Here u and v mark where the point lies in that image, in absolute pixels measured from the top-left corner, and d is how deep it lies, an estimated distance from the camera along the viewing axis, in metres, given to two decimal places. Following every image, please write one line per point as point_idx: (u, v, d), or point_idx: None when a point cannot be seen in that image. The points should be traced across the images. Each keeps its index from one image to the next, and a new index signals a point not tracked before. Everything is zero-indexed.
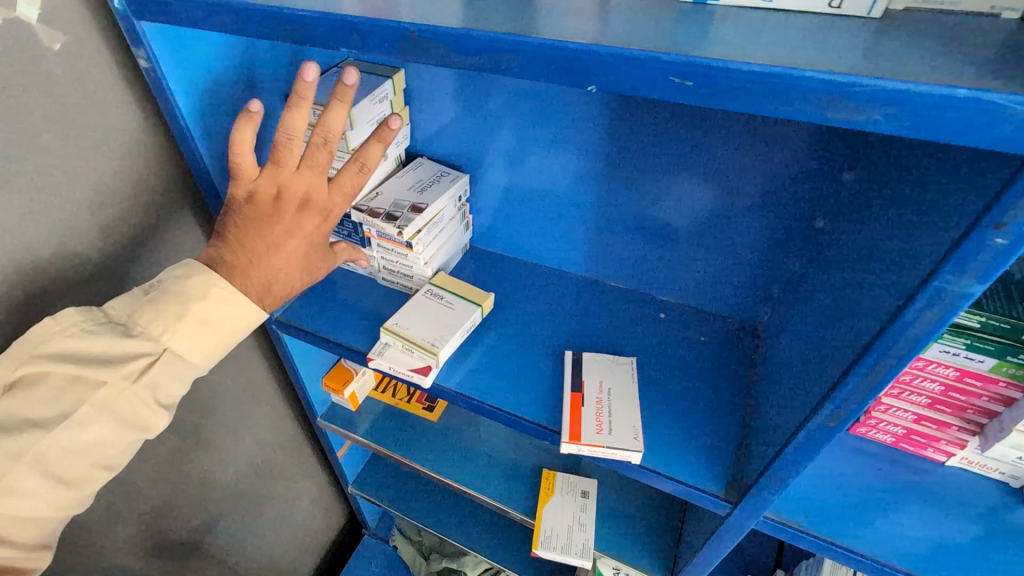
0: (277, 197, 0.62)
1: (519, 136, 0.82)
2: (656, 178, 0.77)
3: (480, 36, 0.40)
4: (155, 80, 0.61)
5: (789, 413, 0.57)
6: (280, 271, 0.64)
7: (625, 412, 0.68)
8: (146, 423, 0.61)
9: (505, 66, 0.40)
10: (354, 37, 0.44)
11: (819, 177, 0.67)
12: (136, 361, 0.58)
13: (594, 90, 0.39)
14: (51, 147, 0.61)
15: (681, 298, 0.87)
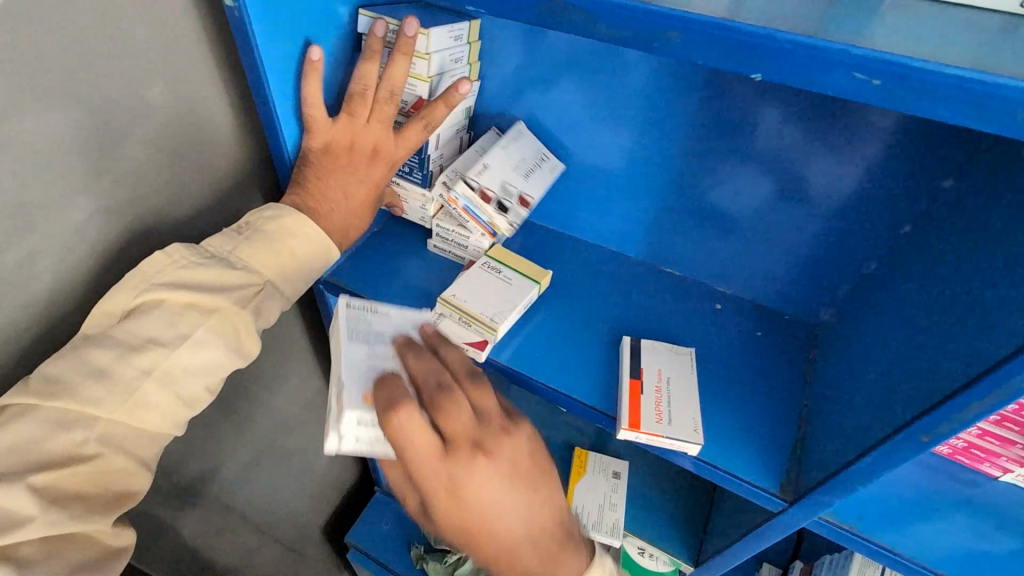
0: (349, 148, 0.68)
1: (589, 111, 0.79)
2: (721, 166, 0.75)
3: (643, 9, 0.40)
4: (238, 23, 0.56)
5: (870, 418, 0.56)
6: (353, 216, 0.71)
7: (686, 403, 0.67)
8: (244, 353, 0.64)
9: (662, 44, 0.41)
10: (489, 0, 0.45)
11: (917, 181, 0.65)
12: (247, 288, 0.63)
13: (761, 78, 0.40)
14: (122, 78, 0.58)
15: (736, 289, 0.86)
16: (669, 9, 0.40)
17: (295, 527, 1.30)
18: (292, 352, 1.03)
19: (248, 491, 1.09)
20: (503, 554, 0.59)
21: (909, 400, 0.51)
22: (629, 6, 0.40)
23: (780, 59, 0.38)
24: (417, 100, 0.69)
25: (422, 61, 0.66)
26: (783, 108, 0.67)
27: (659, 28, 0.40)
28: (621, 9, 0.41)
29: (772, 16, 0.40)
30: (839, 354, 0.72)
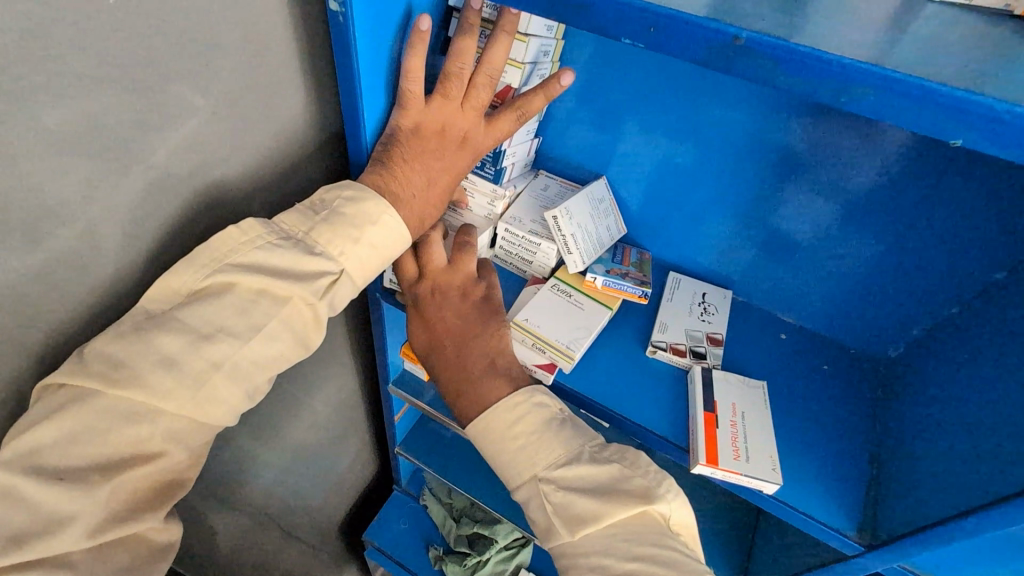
0: (440, 132, 0.62)
1: (663, 130, 0.75)
2: (791, 188, 0.72)
3: (829, 62, 0.36)
4: (340, 27, 0.55)
5: (969, 479, 0.53)
6: (431, 208, 0.65)
7: (761, 440, 0.66)
8: (309, 345, 0.58)
9: (851, 99, 0.37)
10: (649, 31, 0.39)
11: (1020, 233, 0.61)
12: (324, 278, 0.55)
13: (959, 144, 0.36)
14: (209, 50, 0.53)
15: (804, 321, 0.82)
16: (883, 69, 0.35)
17: (313, 522, 1.26)
18: (331, 351, 1.00)
19: (275, 488, 1.06)
20: (438, 368, 0.66)
21: (1023, 466, 0.48)
22: (823, 57, 0.36)
23: (981, 127, 0.35)
24: (504, 87, 0.66)
25: (518, 45, 0.62)
26: (877, 146, 0.64)
27: (859, 85, 0.36)
28: (815, 60, 0.36)
29: (962, 66, 0.37)
30: (915, 399, 0.68)
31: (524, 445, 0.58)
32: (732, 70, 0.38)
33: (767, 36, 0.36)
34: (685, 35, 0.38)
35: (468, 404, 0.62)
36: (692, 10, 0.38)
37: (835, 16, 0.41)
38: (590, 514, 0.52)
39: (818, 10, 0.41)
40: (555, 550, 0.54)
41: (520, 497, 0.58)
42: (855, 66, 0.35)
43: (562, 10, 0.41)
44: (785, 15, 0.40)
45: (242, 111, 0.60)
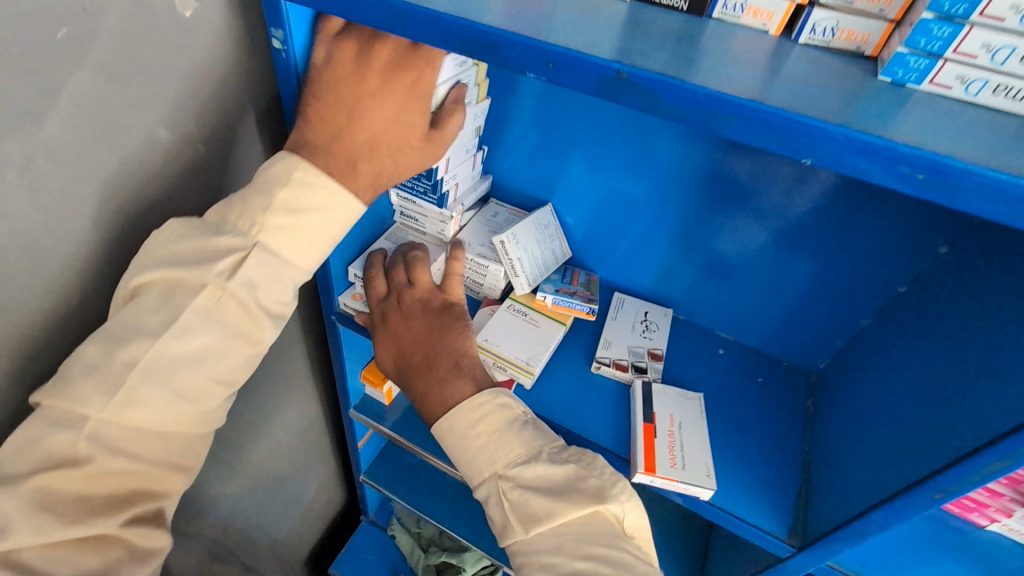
0: (359, 51, 0.55)
1: (598, 158, 0.81)
2: (713, 210, 0.77)
3: (699, 91, 0.41)
4: (284, 63, 0.57)
5: (876, 474, 0.57)
6: (366, 142, 0.57)
7: (697, 447, 0.70)
8: (257, 337, 0.55)
9: (721, 124, 0.41)
10: (548, 66, 0.44)
11: (914, 249, 0.68)
12: (228, 256, 0.52)
13: (811, 163, 0.41)
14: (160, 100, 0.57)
15: (741, 337, 0.87)
16: (743, 99, 0.40)
17: (278, 555, 1.25)
18: (290, 378, 1.01)
19: (236, 519, 1.05)
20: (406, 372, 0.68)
21: (915, 462, 0.53)
22: (692, 88, 0.41)
23: (830, 150, 0.39)
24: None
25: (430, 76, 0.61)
26: (783, 171, 0.70)
27: (722, 112, 0.41)
28: (685, 91, 0.41)
29: (816, 99, 0.42)
30: (838, 405, 0.73)
31: (485, 442, 0.59)
32: (620, 100, 0.43)
33: (647, 71, 0.41)
34: (578, 70, 0.43)
35: (434, 410, 0.63)
36: (586, 50, 0.44)
37: (716, 58, 0.46)
38: (545, 513, 0.53)
39: (701, 51, 0.46)
40: (510, 546, 0.55)
41: (480, 496, 0.59)
42: (719, 96, 0.41)
43: (477, 49, 0.46)
44: (668, 58, 0.45)
45: (200, 147, 0.64)
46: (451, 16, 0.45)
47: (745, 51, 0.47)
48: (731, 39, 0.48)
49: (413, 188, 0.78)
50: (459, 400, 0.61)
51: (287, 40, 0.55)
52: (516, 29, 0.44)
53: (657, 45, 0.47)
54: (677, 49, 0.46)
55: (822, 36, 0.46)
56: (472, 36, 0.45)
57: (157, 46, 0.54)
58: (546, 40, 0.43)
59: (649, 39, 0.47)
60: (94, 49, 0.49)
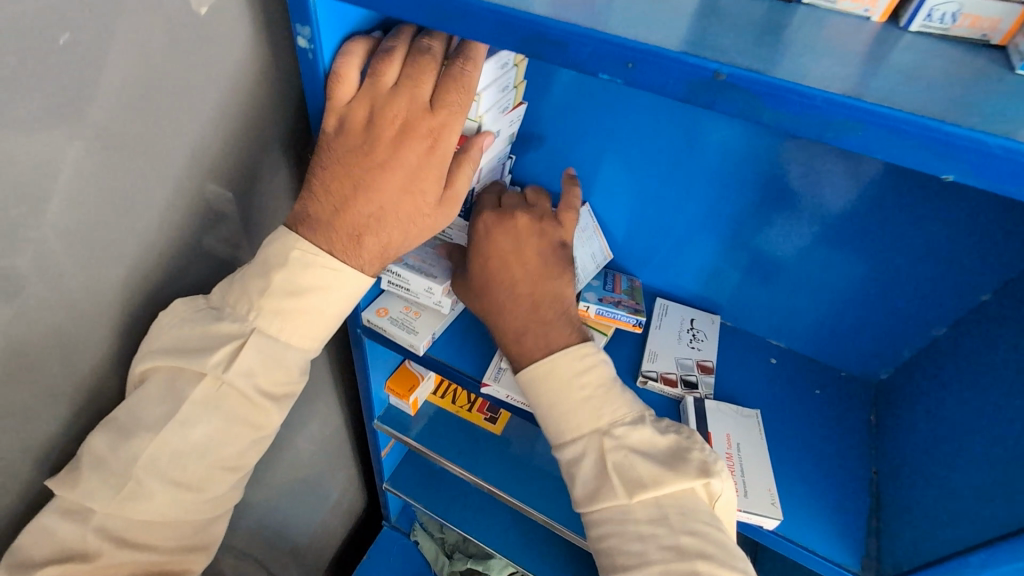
0: (366, 123, 0.51)
1: (642, 156, 0.74)
2: (773, 213, 0.71)
3: (816, 94, 0.35)
4: (311, 64, 0.51)
5: (966, 511, 0.52)
6: (371, 215, 0.52)
7: (758, 473, 0.65)
8: (262, 422, 0.54)
9: (837, 134, 0.36)
10: (627, 67, 0.38)
11: (1000, 256, 0.62)
12: (225, 346, 0.51)
13: (950, 179, 0.35)
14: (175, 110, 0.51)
15: (796, 345, 0.81)
16: (868, 104, 0.34)
17: (301, 566, 1.22)
18: (313, 390, 0.97)
19: (258, 536, 1.02)
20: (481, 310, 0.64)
21: (1019, 501, 0.48)
22: (806, 92, 0.35)
23: (972, 161, 0.34)
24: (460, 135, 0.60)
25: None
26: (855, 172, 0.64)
27: (841, 120, 0.35)
28: (797, 95, 0.35)
29: (945, 97, 0.36)
30: (908, 423, 0.67)
31: (589, 396, 0.56)
32: (713, 106, 0.38)
33: (749, 72, 0.35)
34: (663, 71, 0.37)
35: (533, 348, 0.59)
36: (672, 47, 0.38)
37: (820, 50, 0.40)
38: (647, 481, 0.52)
39: (800, 42, 0.40)
40: (599, 511, 0.54)
41: (569, 453, 0.57)
42: (837, 101, 0.35)
43: (539, 48, 0.40)
44: (763, 52, 0.39)
45: (221, 158, 0.58)
46: (507, 8, 0.39)
47: (849, 42, 0.41)
48: (828, 27, 0.42)
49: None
50: (563, 340, 0.59)
51: (314, 38, 0.49)
52: (587, 24, 0.39)
53: (745, 35, 0.40)
54: (773, 41, 0.40)
55: (940, 22, 0.40)
56: (536, 32, 0.39)
57: (171, 49, 0.48)
58: (626, 37, 0.37)
59: (736, 29, 0.41)
60: (101, 57, 0.44)
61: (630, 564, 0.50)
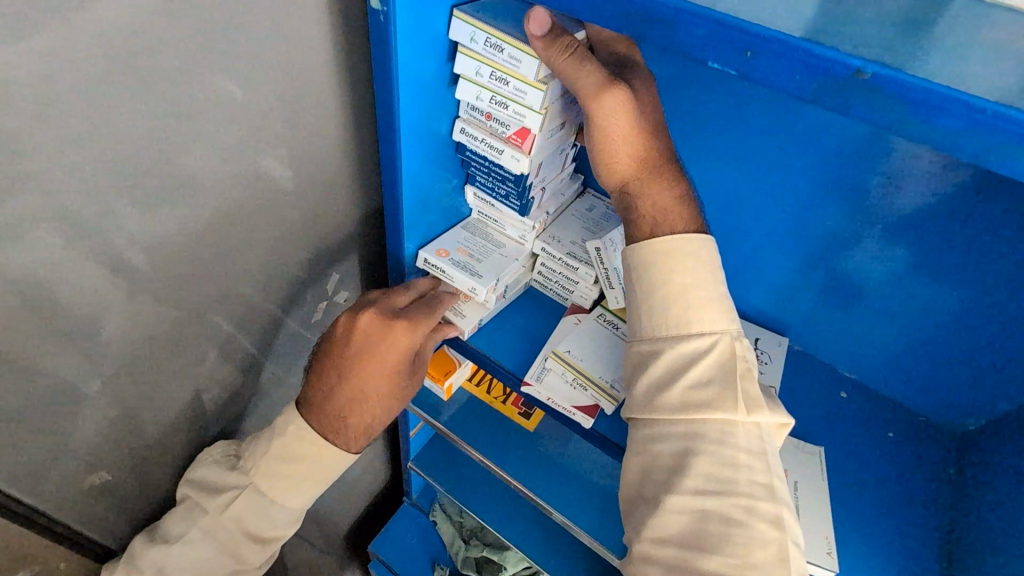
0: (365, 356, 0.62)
1: (725, 158, 0.67)
2: (870, 233, 0.63)
3: (983, 106, 0.29)
4: (380, 27, 0.48)
5: None
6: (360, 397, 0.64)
7: (815, 516, 0.59)
8: (246, 556, 0.70)
9: (1003, 158, 0.29)
10: (744, 55, 0.32)
11: None
12: (227, 495, 0.68)
13: None
14: (226, 59, 0.48)
15: (871, 381, 0.73)
16: None
17: (319, 529, 1.23)
18: None
19: None
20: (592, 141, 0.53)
21: None
22: (971, 104, 0.29)
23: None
24: (522, 129, 0.57)
25: (532, 62, 0.51)
26: (956, 188, 0.56)
27: (1013, 141, 0.29)
28: (959, 106, 0.29)
29: None
30: (995, 486, 0.59)
31: (723, 309, 0.52)
32: (847, 111, 0.32)
33: (901, 74, 0.29)
34: (790, 62, 0.31)
35: (642, 222, 0.53)
36: (804, 34, 0.32)
37: (988, 54, 0.33)
38: (765, 411, 0.50)
39: (961, 42, 0.33)
40: (701, 420, 0.50)
41: (690, 347, 0.52)
42: (1009, 116, 0.28)
43: (642, 25, 0.35)
44: (916, 48, 0.32)
45: (279, 129, 0.56)
46: None
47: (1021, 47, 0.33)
48: (996, 31, 0.35)
49: (495, 191, 0.67)
50: (683, 224, 0.53)
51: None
52: (704, 2, 0.33)
53: (896, 30, 0.34)
54: (925, 38, 0.33)
55: None
56: (640, 7, 0.34)
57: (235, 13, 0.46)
58: (748, 19, 0.32)
59: (881, 23, 0.34)
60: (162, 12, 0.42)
61: (710, 490, 0.48)
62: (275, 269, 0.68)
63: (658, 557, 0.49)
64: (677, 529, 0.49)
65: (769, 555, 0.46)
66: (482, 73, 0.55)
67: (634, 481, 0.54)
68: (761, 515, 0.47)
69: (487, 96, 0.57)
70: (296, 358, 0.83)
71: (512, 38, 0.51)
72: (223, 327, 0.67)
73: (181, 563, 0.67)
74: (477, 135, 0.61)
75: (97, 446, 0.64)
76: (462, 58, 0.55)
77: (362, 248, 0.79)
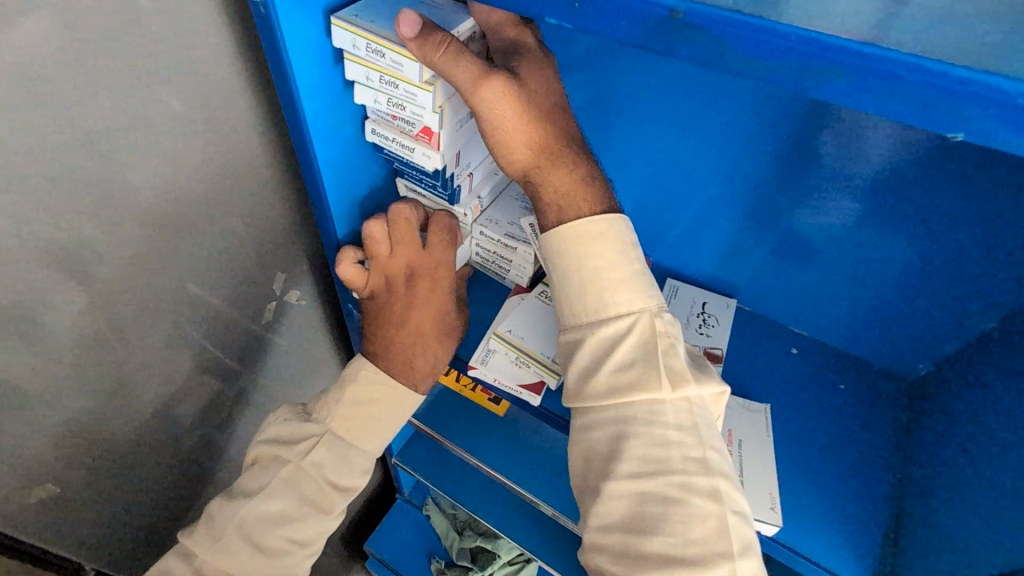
0: (412, 274, 0.65)
1: (649, 126, 0.67)
2: (797, 190, 0.64)
3: (790, 33, 0.30)
4: (264, 19, 0.49)
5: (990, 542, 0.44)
6: (423, 324, 0.65)
7: (760, 473, 0.59)
8: (328, 507, 0.61)
9: (819, 84, 0.31)
10: (576, 7, 0.34)
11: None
12: (307, 440, 0.61)
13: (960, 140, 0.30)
14: (120, 70, 0.48)
15: (822, 336, 0.73)
16: (856, 46, 0.29)
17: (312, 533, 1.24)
18: (314, 363, 0.96)
19: None
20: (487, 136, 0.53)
21: None
22: (782, 33, 0.30)
23: (990, 116, 0.29)
24: (425, 127, 0.58)
25: (412, 64, 0.52)
26: (874, 141, 0.56)
27: (822, 66, 0.30)
28: (771, 36, 0.30)
29: (964, 44, 0.30)
30: (942, 431, 0.59)
31: (638, 287, 0.52)
32: (674, 52, 0.33)
33: (711, 8, 0.31)
34: (615, 11, 0.33)
35: (548, 210, 0.54)
36: None
37: None
38: (691, 383, 0.50)
39: None
40: (629, 402, 0.50)
41: (608, 330, 0.52)
42: (817, 41, 0.30)
43: None
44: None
45: (194, 134, 0.56)
46: None
47: None
48: None
49: (422, 182, 0.68)
50: (589, 205, 0.53)
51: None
52: None
53: None
54: None
55: None
56: None
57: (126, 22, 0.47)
58: None
59: None
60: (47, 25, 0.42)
61: (644, 472, 0.47)
62: (219, 277, 0.69)
63: (605, 547, 0.48)
64: (620, 515, 0.48)
65: (708, 530, 0.45)
66: (371, 78, 0.56)
67: (579, 470, 0.53)
68: (697, 490, 0.47)
69: (384, 99, 0.58)
70: (257, 361, 0.84)
71: (388, 43, 0.51)
72: (172, 338, 0.68)
73: (256, 525, 0.57)
74: (387, 135, 0.62)
75: (63, 463, 0.64)
76: (351, 65, 0.56)
77: (309, 248, 0.80)
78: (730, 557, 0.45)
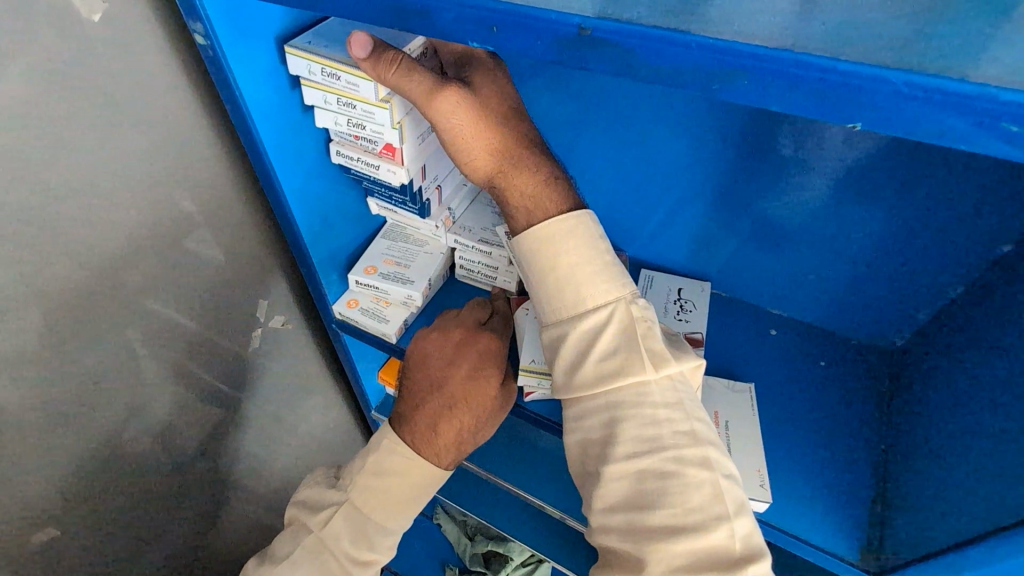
0: (463, 340, 0.65)
1: (604, 128, 0.68)
2: (757, 178, 0.65)
3: (695, 43, 0.32)
4: (215, 60, 0.51)
5: (966, 494, 0.46)
6: (467, 402, 0.62)
7: (750, 452, 0.60)
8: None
9: (725, 85, 0.33)
10: (492, 31, 0.37)
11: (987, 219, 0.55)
12: (325, 510, 0.60)
13: (861, 128, 0.31)
14: (84, 120, 0.49)
15: (799, 314, 0.74)
16: (751, 47, 0.31)
17: None
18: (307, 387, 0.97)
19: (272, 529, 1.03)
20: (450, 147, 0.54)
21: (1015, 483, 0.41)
22: (683, 41, 0.32)
23: (882, 102, 0.30)
24: (387, 144, 0.59)
25: (367, 83, 0.53)
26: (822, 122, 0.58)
27: (723, 69, 0.32)
28: (673, 45, 0.33)
29: (861, 39, 0.32)
30: (920, 393, 0.60)
31: (612, 277, 0.53)
32: (587, 65, 0.35)
33: (616, 24, 0.33)
34: (527, 32, 0.36)
35: (516, 213, 0.55)
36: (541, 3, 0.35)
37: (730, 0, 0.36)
38: (672, 361, 0.50)
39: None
40: (616, 386, 0.50)
41: (588, 322, 0.52)
42: (716, 46, 0.32)
43: (408, 19, 0.39)
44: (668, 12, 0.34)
45: (161, 173, 0.57)
46: None
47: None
48: None
49: (392, 199, 0.70)
50: (555, 205, 0.54)
51: (209, 33, 0.48)
52: None
53: None
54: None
55: None
56: (399, 3, 0.39)
57: (80, 60, 0.47)
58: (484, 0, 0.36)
59: None
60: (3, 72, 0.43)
61: (640, 451, 0.48)
62: (205, 312, 0.70)
63: (611, 527, 0.48)
64: (622, 495, 0.48)
65: (705, 496, 0.45)
66: (330, 101, 0.57)
67: (577, 458, 0.53)
68: (690, 461, 0.47)
69: (344, 120, 0.58)
70: (250, 390, 0.84)
71: (342, 66, 0.53)
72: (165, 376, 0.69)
73: None
74: (352, 155, 0.63)
75: (65, 506, 0.64)
76: (308, 90, 0.57)
77: (290, 276, 0.81)
78: (728, 520, 0.45)
